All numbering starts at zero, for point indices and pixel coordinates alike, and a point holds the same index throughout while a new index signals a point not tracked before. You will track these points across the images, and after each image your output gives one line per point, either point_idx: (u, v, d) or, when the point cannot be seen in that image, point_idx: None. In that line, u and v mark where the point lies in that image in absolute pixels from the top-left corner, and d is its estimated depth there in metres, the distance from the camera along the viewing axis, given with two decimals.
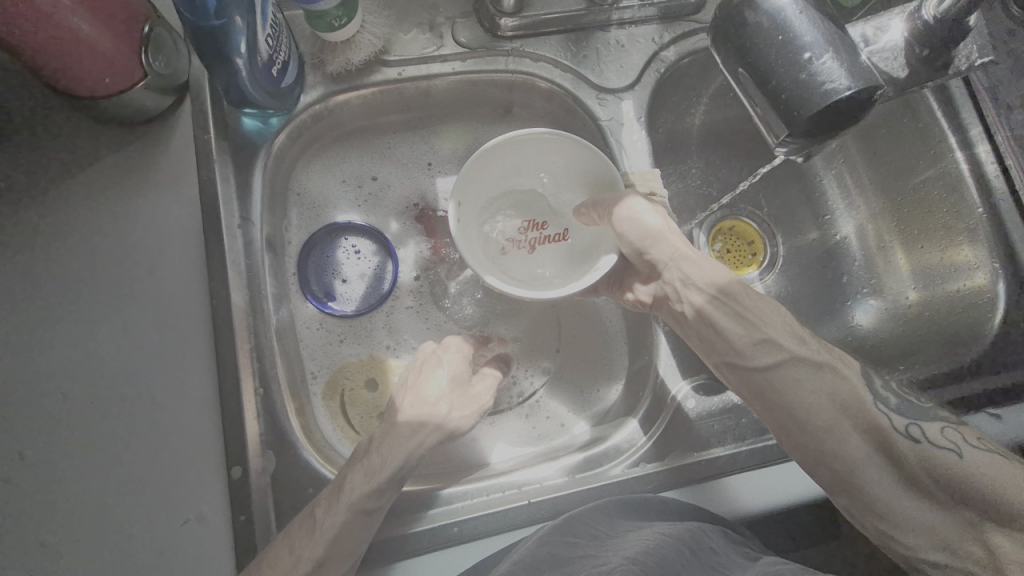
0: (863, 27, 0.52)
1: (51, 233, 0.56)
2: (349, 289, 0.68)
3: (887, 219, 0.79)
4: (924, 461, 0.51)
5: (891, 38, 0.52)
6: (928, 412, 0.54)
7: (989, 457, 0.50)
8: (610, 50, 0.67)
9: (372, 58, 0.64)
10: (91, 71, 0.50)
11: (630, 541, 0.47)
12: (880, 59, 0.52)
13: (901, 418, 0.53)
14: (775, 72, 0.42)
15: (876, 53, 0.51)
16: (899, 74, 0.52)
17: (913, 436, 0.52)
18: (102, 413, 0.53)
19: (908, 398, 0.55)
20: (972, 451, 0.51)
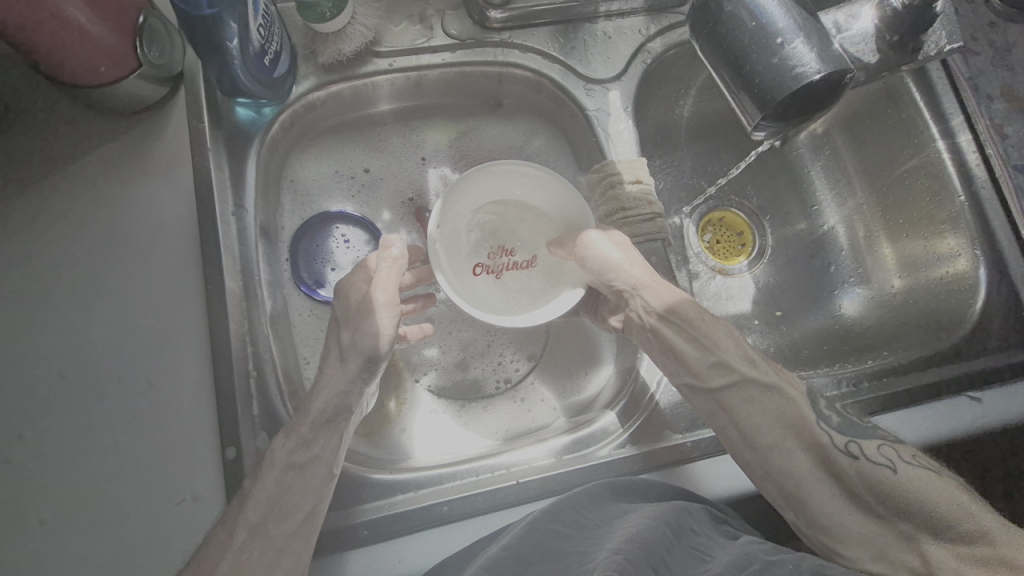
0: (836, 15, 0.54)
1: (50, 221, 0.57)
2: (342, 277, 0.69)
3: (873, 209, 0.80)
4: (862, 477, 0.51)
5: (863, 26, 0.53)
6: (865, 429, 0.54)
7: (920, 473, 0.51)
8: (597, 41, 0.69)
9: (364, 49, 0.65)
10: (87, 60, 0.52)
11: (618, 529, 0.47)
12: (852, 45, 0.54)
13: (841, 435, 0.53)
14: (749, 57, 0.44)
15: (847, 40, 0.53)
16: (871, 58, 0.54)
17: (851, 453, 0.52)
18: (99, 395, 0.54)
19: (846, 417, 0.55)
20: (904, 469, 0.51)
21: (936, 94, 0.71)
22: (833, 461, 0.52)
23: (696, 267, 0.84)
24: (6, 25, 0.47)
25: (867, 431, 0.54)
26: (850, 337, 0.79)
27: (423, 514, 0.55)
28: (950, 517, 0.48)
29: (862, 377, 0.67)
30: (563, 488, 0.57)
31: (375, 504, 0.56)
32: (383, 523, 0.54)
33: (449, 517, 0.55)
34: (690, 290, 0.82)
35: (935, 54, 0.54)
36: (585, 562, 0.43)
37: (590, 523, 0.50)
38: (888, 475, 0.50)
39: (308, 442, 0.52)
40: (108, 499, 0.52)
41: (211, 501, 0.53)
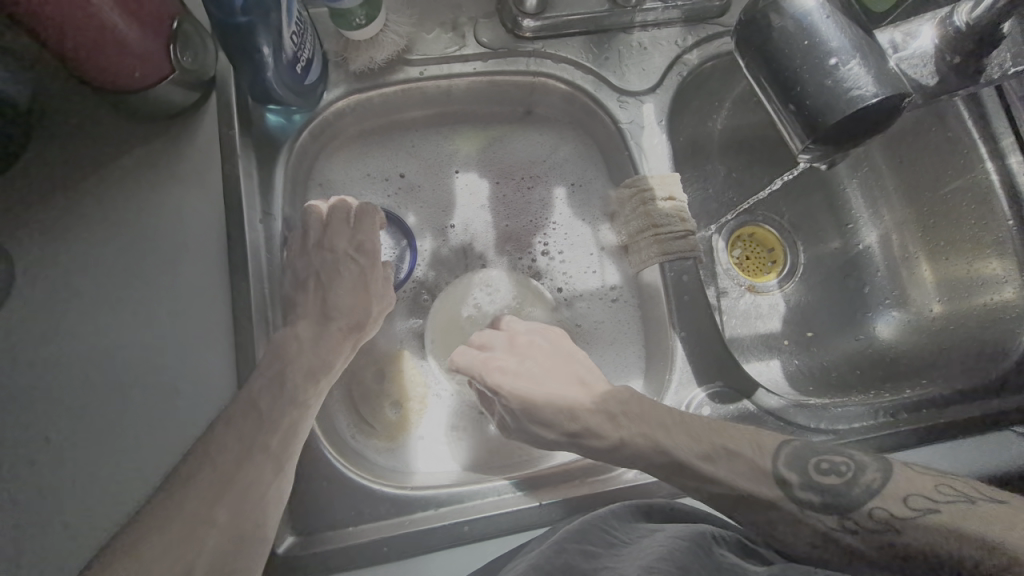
0: (892, 33, 0.49)
1: (80, 223, 0.57)
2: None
3: (912, 229, 0.78)
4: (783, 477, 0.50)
5: (921, 45, 0.48)
6: (850, 489, 0.48)
7: (928, 519, 0.45)
8: (632, 52, 0.67)
9: (395, 57, 0.64)
10: (124, 67, 0.52)
11: (644, 549, 0.46)
12: (909, 67, 0.49)
13: (831, 514, 0.48)
14: (800, 78, 0.41)
15: (905, 61, 0.48)
16: (929, 82, 0.48)
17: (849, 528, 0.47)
18: (125, 400, 0.54)
19: (820, 484, 0.49)
20: (909, 526, 0.45)
21: (985, 114, 0.69)
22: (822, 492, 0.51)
23: (725, 283, 0.83)
24: (50, 37, 0.47)
25: (850, 491, 0.48)
26: (885, 363, 0.76)
27: (443, 534, 0.54)
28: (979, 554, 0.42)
29: (899, 408, 0.62)
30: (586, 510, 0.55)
31: (393, 520, 0.55)
32: (401, 541, 0.53)
33: (467, 535, 0.54)
34: (718, 307, 0.81)
35: (998, 78, 0.49)
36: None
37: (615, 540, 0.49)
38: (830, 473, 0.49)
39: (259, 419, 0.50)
40: (132, 505, 0.52)
41: None
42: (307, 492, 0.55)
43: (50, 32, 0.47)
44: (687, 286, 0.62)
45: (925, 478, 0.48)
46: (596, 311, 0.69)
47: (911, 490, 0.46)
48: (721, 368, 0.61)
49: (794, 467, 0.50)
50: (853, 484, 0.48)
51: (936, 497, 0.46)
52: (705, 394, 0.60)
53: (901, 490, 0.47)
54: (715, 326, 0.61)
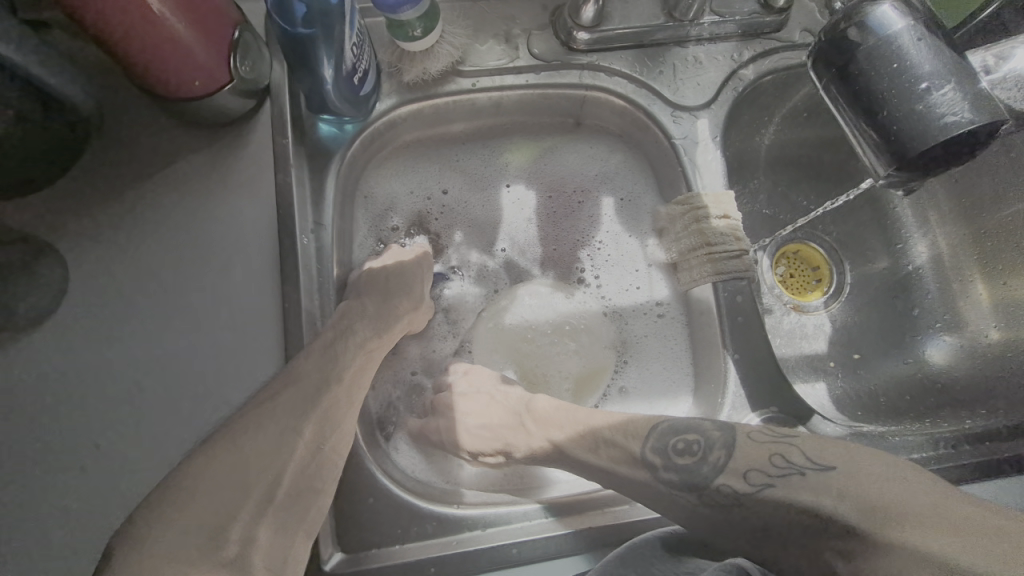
0: (983, 54, 0.42)
1: (135, 229, 0.58)
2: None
3: (968, 251, 0.75)
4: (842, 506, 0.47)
5: (1015, 66, 0.42)
6: (701, 466, 0.51)
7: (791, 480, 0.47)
8: (687, 66, 0.66)
9: (449, 68, 0.63)
10: (185, 75, 0.52)
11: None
12: (1004, 92, 0.42)
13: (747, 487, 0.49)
14: (887, 103, 0.40)
15: (998, 85, 0.41)
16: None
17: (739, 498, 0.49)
18: (175, 408, 0.54)
19: (679, 466, 0.52)
20: (780, 483, 0.48)
21: None
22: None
23: (770, 301, 0.81)
24: (121, 43, 0.48)
25: (703, 468, 0.51)
26: (936, 388, 0.74)
27: (491, 555, 0.53)
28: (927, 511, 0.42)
29: (960, 439, 0.59)
30: (635, 534, 0.54)
31: (440, 539, 0.54)
32: (449, 561, 0.52)
33: (514, 558, 0.53)
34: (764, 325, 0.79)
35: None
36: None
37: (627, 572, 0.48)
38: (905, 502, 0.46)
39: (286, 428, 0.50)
40: None
41: None
42: (353, 508, 0.54)
43: (121, 37, 0.47)
44: (742, 307, 0.60)
45: (762, 447, 0.50)
46: (643, 326, 0.67)
47: (751, 466, 0.49)
48: (777, 392, 0.59)
49: (658, 452, 0.53)
50: (707, 462, 0.51)
51: (773, 471, 0.49)
52: (760, 419, 0.58)
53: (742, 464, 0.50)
54: (770, 349, 0.59)
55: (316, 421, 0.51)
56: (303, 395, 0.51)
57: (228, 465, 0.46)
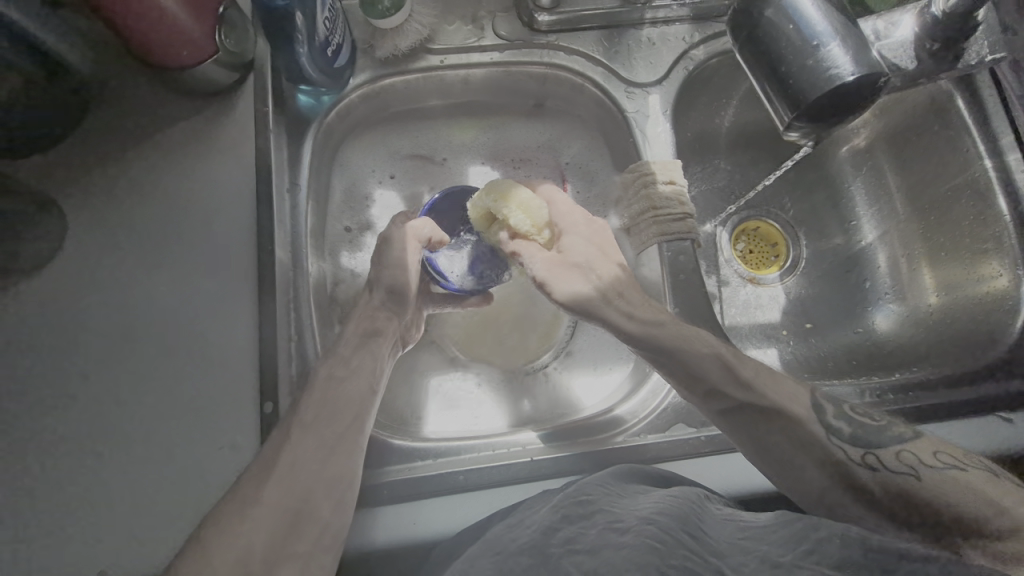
0: (875, 24, 0.58)
1: (126, 186, 0.63)
2: (360, 259, 0.74)
3: (913, 227, 0.79)
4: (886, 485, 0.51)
5: (902, 33, 0.57)
6: (880, 432, 0.54)
7: (947, 471, 0.49)
8: (641, 46, 0.71)
9: (418, 46, 0.69)
10: (173, 46, 0.58)
11: (643, 504, 0.49)
12: (891, 54, 0.57)
13: (855, 447, 0.53)
14: (785, 60, 0.45)
15: (887, 48, 0.57)
16: (910, 66, 0.56)
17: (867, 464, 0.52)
18: (160, 345, 0.60)
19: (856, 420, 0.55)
20: (927, 472, 0.49)
21: (986, 111, 0.69)
22: (810, 439, 0.54)
23: (727, 274, 0.86)
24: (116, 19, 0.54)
25: (885, 433, 0.54)
26: (879, 352, 0.78)
27: (439, 480, 0.58)
28: (988, 514, 0.46)
29: (886, 389, 0.65)
30: (576, 468, 0.59)
31: (395, 467, 0.60)
32: (402, 485, 0.58)
33: (461, 484, 0.58)
34: (719, 296, 0.85)
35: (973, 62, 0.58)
36: (565, 544, 0.44)
37: (593, 495, 0.50)
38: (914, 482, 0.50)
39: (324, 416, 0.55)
40: (161, 436, 0.58)
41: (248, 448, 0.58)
42: None
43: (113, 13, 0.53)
44: (682, 266, 0.65)
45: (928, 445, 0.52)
46: None
47: (940, 447, 0.51)
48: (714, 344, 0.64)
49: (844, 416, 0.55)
50: (891, 430, 0.54)
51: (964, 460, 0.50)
52: None
53: (933, 445, 0.52)
54: (708, 304, 0.64)
55: (342, 396, 0.57)
56: (336, 383, 0.57)
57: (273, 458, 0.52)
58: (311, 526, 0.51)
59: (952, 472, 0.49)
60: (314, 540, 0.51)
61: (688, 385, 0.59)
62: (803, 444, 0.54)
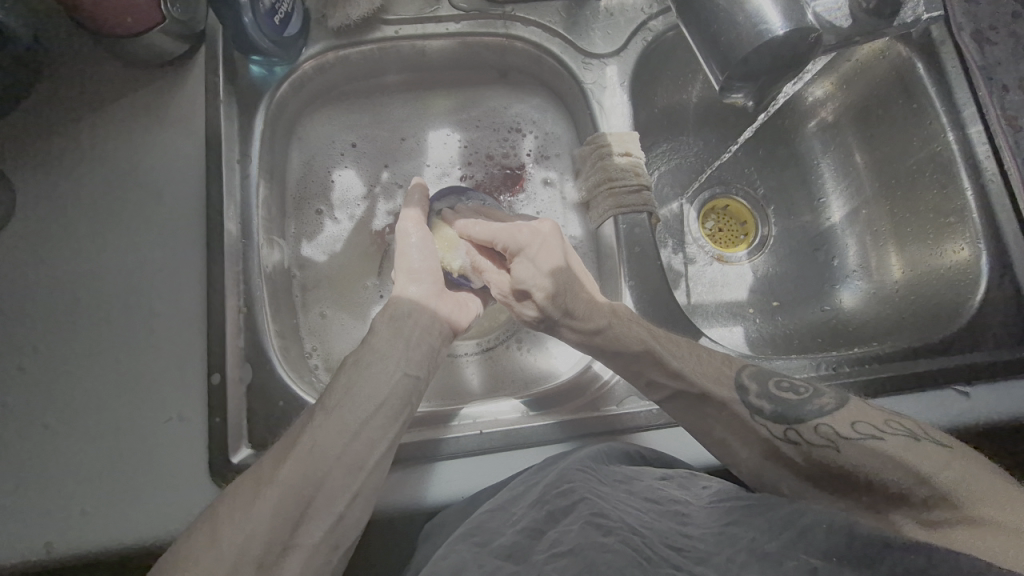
0: None
1: (73, 158, 0.62)
2: (322, 245, 0.73)
3: (880, 203, 0.79)
4: (812, 459, 0.51)
5: None
6: (800, 405, 0.53)
7: (866, 442, 0.49)
8: (599, 17, 0.70)
9: (373, 16, 0.68)
10: (116, 12, 0.57)
11: (615, 501, 0.48)
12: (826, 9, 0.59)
13: (777, 423, 0.53)
14: (715, 15, 0.46)
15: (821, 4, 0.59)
16: (844, 22, 0.59)
17: (791, 440, 0.52)
18: (106, 318, 0.59)
19: (776, 396, 0.55)
20: (847, 445, 0.49)
21: (948, 83, 0.69)
22: (737, 412, 0.54)
23: (694, 252, 0.85)
24: None
25: (807, 407, 0.53)
26: (845, 330, 0.77)
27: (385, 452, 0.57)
28: (910, 482, 0.45)
29: (843, 361, 0.64)
30: (526, 442, 0.58)
31: None
32: None
33: (407, 454, 0.57)
34: (685, 274, 0.84)
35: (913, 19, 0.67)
36: (550, 547, 0.44)
37: (573, 485, 0.49)
38: (835, 454, 0.50)
39: (342, 411, 0.52)
40: (105, 411, 0.57)
41: (194, 422, 0.57)
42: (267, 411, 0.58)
43: None
44: (639, 238, 0.64)
45: (849, 413, 0.51)
46: None
47: (859, 418, 0.51)
48: (670, 317, 0.63)
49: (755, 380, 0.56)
50: (812, 403, 0.54)
51: (884, 428, 0.49)
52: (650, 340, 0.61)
53: (851, 415, 0.51)
54: (663, 276, 0.63)
55: (373, 391, 0.53)
56: (358, 383, 0.54)
57: (289, 456, 0.49)
58: (323, 519, 0.49)
59: (873, 442, 0.48)
60: (323, 534, 0.49)
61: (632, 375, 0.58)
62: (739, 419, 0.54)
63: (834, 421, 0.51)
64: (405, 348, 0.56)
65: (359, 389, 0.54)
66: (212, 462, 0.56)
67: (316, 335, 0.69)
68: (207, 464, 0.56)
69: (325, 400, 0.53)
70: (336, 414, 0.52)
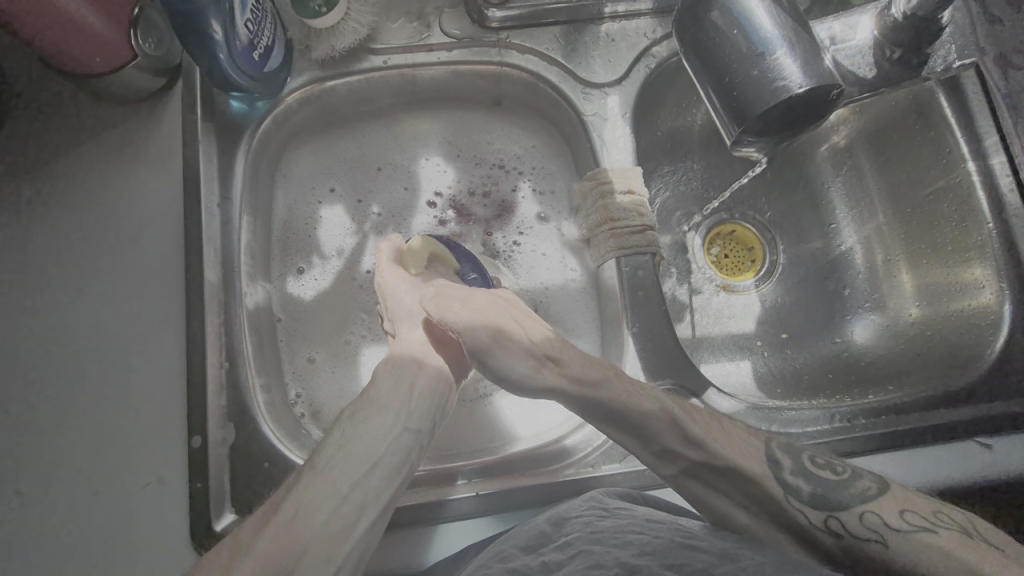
0: (832, 27, 0.59)
1: (44, 203, 0.59)
2: (309, 280, 0.69)
3: (894, 231, 0.75)
4: (850, 552, 0.46)
5: (858, 38, 0.59)
6: (844, 490, 0.48)
7: (917, 536, 0.43)
8: (599, 43, 0.66)
9: (359, 46, 0.65)
10: (83, 53, 0.53)
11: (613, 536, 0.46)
12: (846, 57, 0.58)
13: (817, 511, 0.47)
14: (729, 68, 0.48)
15: (841, 51, 0.58)
16: (868, 75, 0.59)
17: (831, 532, 0.47)
18: (82, 376, 0.56)
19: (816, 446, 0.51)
20: (896, 539, 0.44)
21: (970, 111, 0.65)
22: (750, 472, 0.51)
23: (698, 281, 0.82)
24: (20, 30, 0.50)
25: (847, 493, 0.48)
26: (858, 367, 0.74)
27: None
28: None
29: (858, 412, 0.61)
30: (524, 502, 0.55)
31: None
32: None
33: (397, 519, 0.55)
34: (690, 305, 0.80)
35: (942, 70, 0.65)
36: None
37: (570, 537, 0.47)
38: (881, 550, 0.44)
39: (341, 453, 0.46)
40: (82, 476, 0.54)
41: (176, 486, 0.54)
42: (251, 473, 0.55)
43: (18, 25, 0.49)
44: (642, 281, 0.61)
45: (893, 502, 0.46)
46: (558, 297, 0.69)
47: (907, 506, 0.45)
48: (676, 366, 0.59)
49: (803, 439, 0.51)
50: (854, 488, 0.48)
51: (937, 520, 0.44)
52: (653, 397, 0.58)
53: (896, 503, 0.46)
54: (668, 323, 0.60)
55: (378, 441, 0.47)
56: (359, 416, 0.49)
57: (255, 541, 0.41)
58: None
59: (926, 535, 0.43)
60: None
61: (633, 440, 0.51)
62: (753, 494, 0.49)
63: (881, 509, 0.45)
64: (406, 398, 0.50)
65: (378, 417, 0.49)
66: (194, 530, 0.53)
67: (303, 382, 0.65)
68: (188, 533, 0.53)
69: (314, 453, 0.47)
70: (323, 469, 0.45)
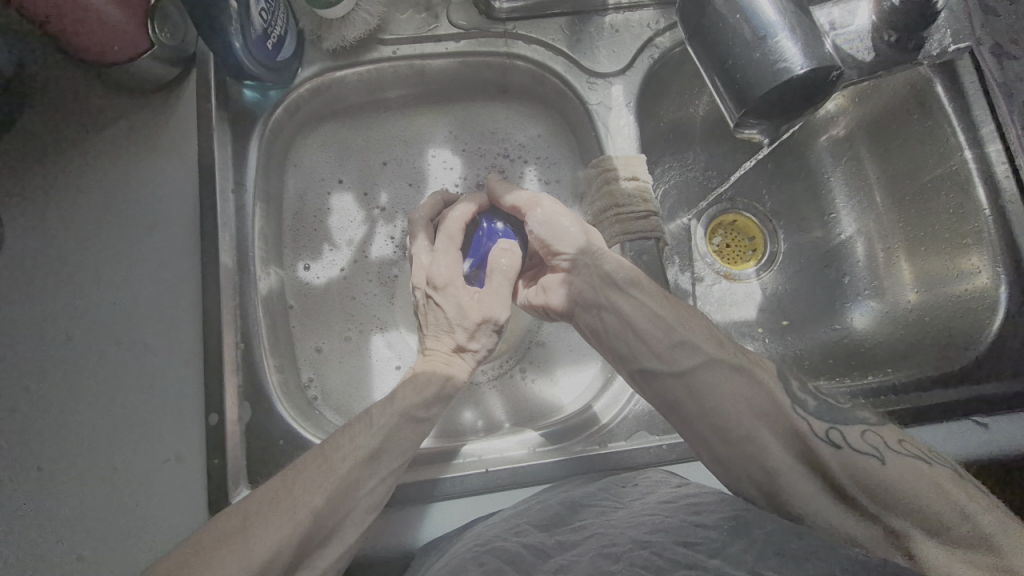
0: (831, 12, 0.60)
1: (63, 188, 0.60)
2: (319, 266, 0.70)
3: (893, 219, 0.76)
4: (847, 468, 0.49)
5: (857, 23, 0.60)
6: (846, 415, 0.52)
7: (913, 460, 0.48)
8: (604, 34, 0.68)
9: (369, 36, 0.66)
10: (102, 42, 0.55)
11: (626, 518, 0.47)
12: (846, 41, 0.60)
13: (820, 421, 0.51)
14: (732, 51, 0.49)
15: (842, 36, 0.60)
16: (866, 56, 0.60)
17: (831, 440, 0.50)
18: (101, 356, 0.57)
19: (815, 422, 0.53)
20: (893, 457, 0.48)
21: (967, 100, 0.67)
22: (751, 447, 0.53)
23: (701, 270, 0.83)
24: (43, 20, 0.51)
25: (849, 417, 0.52)
26: (858, 352, 0.75)
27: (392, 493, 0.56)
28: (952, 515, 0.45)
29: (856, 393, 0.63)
30: (532, 478, 0.57)
31: None
32: None
33: (408, 495, 0.56)
34: (692, 293, 0.81)
35: (937, 54, 0.65)
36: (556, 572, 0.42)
37: (585, 521, 0.48)
38: (876, 465, 0.48)
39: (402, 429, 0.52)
40: (102, 453, 0.55)
41: (193, 463, 0.56)
42: (267, 449, 0.57)
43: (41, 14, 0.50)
44: (647, 266, 0.63)
45: (894, 432, 0.51)
46: None
47: (906, 436, 0.51)
48: None
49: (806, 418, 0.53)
50: (857, 416, 0.53)
51: (930, 454, 0.50)
52: None
53: (896, 432, 0.51)
54: None
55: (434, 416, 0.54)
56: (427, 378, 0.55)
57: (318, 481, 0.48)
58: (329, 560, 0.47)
59: (921, 464, 0.48)
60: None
61: (661, 332, 0.55)
62: (770, 408, 0.52)
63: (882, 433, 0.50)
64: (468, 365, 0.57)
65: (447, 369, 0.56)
66: (212, 504, 0.55)
67: (315, 365, 0.67)
68: (206, 507, 0.55)
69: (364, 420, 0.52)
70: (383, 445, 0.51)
